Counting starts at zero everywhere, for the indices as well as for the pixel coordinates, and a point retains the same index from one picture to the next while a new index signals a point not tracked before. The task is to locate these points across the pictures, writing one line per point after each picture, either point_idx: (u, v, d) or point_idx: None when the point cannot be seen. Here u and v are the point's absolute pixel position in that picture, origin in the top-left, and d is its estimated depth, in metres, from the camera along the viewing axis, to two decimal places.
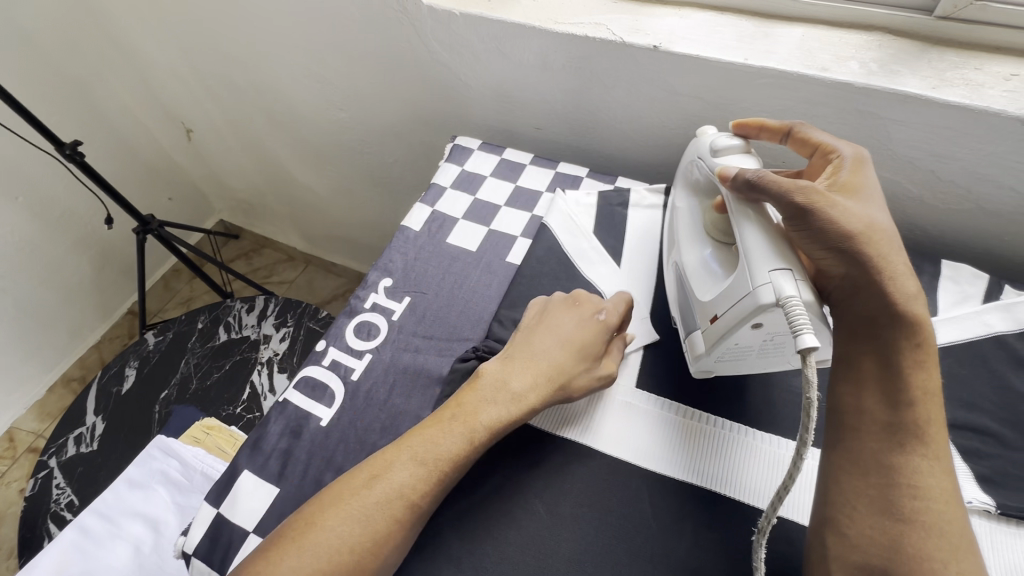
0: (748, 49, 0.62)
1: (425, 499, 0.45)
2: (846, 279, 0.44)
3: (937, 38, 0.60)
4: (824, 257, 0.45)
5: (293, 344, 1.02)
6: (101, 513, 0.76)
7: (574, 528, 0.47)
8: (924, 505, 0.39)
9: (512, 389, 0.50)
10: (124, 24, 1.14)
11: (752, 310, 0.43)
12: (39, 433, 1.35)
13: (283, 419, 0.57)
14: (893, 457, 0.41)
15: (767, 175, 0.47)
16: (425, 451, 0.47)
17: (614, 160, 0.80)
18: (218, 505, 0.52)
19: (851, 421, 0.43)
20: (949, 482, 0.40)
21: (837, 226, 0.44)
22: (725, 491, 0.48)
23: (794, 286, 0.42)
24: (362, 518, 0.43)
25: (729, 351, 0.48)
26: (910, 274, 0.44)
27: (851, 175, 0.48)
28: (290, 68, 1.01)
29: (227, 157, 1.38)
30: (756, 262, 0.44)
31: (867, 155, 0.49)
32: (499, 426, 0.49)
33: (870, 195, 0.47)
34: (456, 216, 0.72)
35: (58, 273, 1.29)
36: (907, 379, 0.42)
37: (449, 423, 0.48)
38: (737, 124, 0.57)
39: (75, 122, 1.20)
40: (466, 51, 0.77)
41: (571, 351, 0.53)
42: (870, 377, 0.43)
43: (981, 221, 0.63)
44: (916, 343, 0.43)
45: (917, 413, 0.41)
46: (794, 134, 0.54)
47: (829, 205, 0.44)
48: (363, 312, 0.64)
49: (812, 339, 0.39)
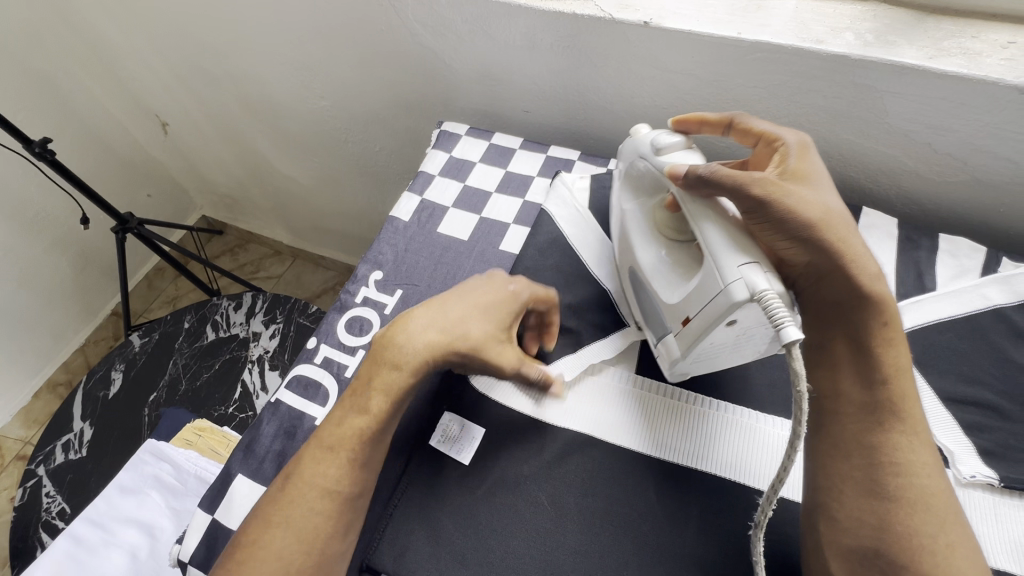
0: (741, 22, 0.60)
1: (350, 485, 0.45)
2: (810, 266, 0.43)
3: (931, 7, 0.59)
4: (788, 248, 0.43)
5: (283, 341, 1.00)
6: (94, 521, 0.74)
7: (578, 521, 0.46)
8: (908, 481, 0.39)
9: (410, 347, 0.48)
10: (88, 14, 1.09)
11: (727, 309, 0.41)
12: (27, 440, 1.32)
13: (276, 420, 0.56)
14: (875, 436, 0.41)
15: (719, 169, 0.44)
16: (330, 438, 0.46)
17: (605, 143, 0.79)
18: (212, 511, 0.51)
19: (831, 404, 0.43)
20: (931, 456, 0.40)
21: (798, 215, 0.42)
22: (722, 473, 0.47)
23: (765, 280, 0.40)
24: (285, 517, 0.44)
25: (704, 350, 0.47)
26: (869, 256, 0.43)
27: (799, 161, 0.47)
28: (266, 56, 0.97)
29: (205, 150, 1.33)
30: (721, 258, 0.42)
31: (810, 141, 0.48)
32: (402, 393, 0.47)
33: (819, 180, 0.46)
34: (445, 205, 0.70)
35: (35, 276, 1.25)
36: (878, 359, 0.42)
37: (350, 400, 0.48)
38: (675, 120, 0.54)
39: (43, 119, 1.15)
40: (449, 32, 0.74)
41: (472, 318, 0.49)
42: (843, 359, 0.43)
43: (978, 193, 0.62)
44: (882, 322, 0.42)
45: (893, 390, 0.41)
46: (736, 126, 0.52)
47: (785, 194, 0.42)
48: (355, 307, 0.63)
49: (795, 331, 0.38)
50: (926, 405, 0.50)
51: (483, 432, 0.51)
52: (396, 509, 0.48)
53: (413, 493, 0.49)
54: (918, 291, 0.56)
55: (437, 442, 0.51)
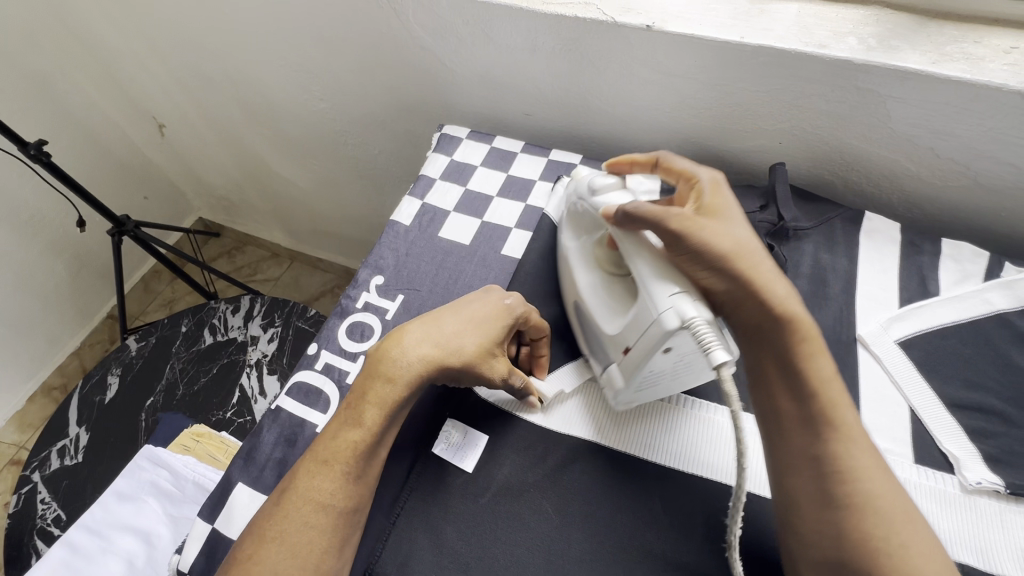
0: (745, 26, 0.60)
1: (345, 499, 0.44)
2: (727, 292, 0.44)
3: (933, 11, 0.59)
4: (708, 277, 0.44)
5: (281, 345, 0.99)
6: (90, 529, 0.74)
7: (582, 528, 0.46)
8: (855, 487, 0.39)
9: (405, 358, 0.48)
10: (84, 15, 1.08)
11: (659, 337, 0.43)
12: (21, 444, 1.31)
13: (276, 427, 0.55)
14: (816, 446, 0.40)
15: (641, 207, 0.47)
16: (324, 453, 0.46)
17: (607, 147, 0.78)
18: (212, 521, 0.51)
19: (771, 420, 0.43)
20: (874, 458, 0.40)
21: (712, 247, 0.44)
22: (693, 470, 0.48)
23: (694, 307, 0.42)
24: (281, 535, 0.43)
25: (646, 380, 0.48)
26: (779, 279, 0.45)
27: (714, 193, 0.50)
28: (264, 58, 0.97)
29: (202, 152, 1.33)
30: (655, 290, 0.44)
31: (722, 177, 0.50)
32: (396, 406, 0.47)
33: (732, 211, 0.49)
34: (446, 209, 0.70)
35: (30, 280, 1.24)
36: (802, 372, 0.42)
37: (343, 413, 0.48)
38: (611, 164, 0.58)
39: (37, 120, 1.14)
40: (451, 35, 0.74)
41: (468, 332, 0.50)
42: (771, 376, 0.44)
43: (981, 198, 0.62)
44: (798, 337, 0.43)
45: (821, 398, 0.41)
46: (661, 165, 0.54)
47: (699, 228, 0.45)
48: (355, 312, 0.62)
49: (722, 354, 0.40)
50: (930, 411, 0.50)
51: (486, 438, 0.51)
52: (399, 517, 0.48)
53: (417, 501, 0.48)
54: (921, 296, 0.56)
55: (439, 448, 0.51)
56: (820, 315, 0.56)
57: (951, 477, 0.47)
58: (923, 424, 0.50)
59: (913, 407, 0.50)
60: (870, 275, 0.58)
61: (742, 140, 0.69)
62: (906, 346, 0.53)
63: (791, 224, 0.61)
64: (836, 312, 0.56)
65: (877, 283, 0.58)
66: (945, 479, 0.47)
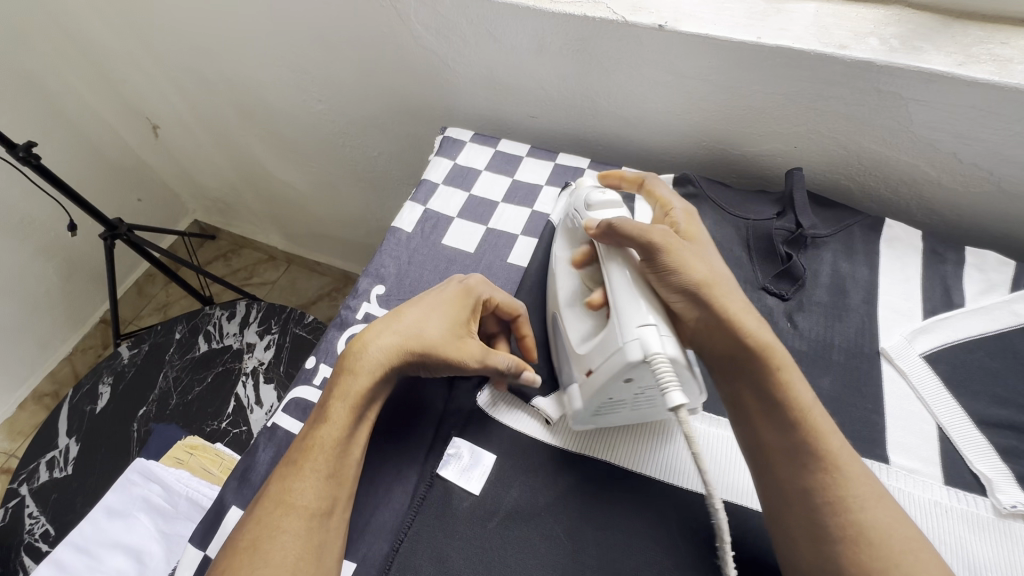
0: (761, 26, 0.58)
1: (316, 501, 0.42)
2: (702, 319, 0.44)
3: (956, 11, 0.57)
4: (679, 302, 0.45)
5: (278, 352, 0.96)
6: (79, 547, 0.71)
7: (596, 553, 0.43)
8: (848, 518, 0.38)
9: (368, 351, 0.47)
10: (75, 13, 1.05)
11: (622, 367, 0.42)
12: (11, 453, 1.28)
13: (272, 446, 0.52)
14: (805, 478, 0.39)
15: (622, 224, 0.47)
16: (294, 454, 0.44)
17: (616, 151, 0.76)
18: (205, 547, 0.48)
19: (756, 454, 0.42)
20: (866, 486, 0.39)
21: (684, 272, 0.45)
22: (693, 486, 0.46)
23: (660, 342, 0.42)
24: (251, 543, 0.40)
25: (604, 406, 0.46)
26: (750, 308, 0.45)
27: (687, 225, 0.51)
28: (260, 58, 0.94)
29: (197, 154, 1.30)
30: (625, 318, 0.44)
31: (694, 209, 0.53)
32: (364, 399, 0.46)
33: (704, 244, 0.50)
34: (450, 215, 0.67)
35: (20, 284, 1.21)
36: (782, 400, 0.42)
37: (313, 414, 0.46)
38: (602, 176, 0.60)
39: (27, 122, 1.11)
40: (454, 35, 0.72)
41: (431, 318, 0.49)
42: (752, 409, 0.43)
43: (1004, 204, 0.60)
44: (774, 365, 0.43)
45: (805, 427, 0.41)
46: (647, 186, 0.56)
47: (673, 253, 0.45)
48: (356, 323, 0.60)
49: (679, 396, 0.40)
50: (960, 429, 0.48)
51: (495, 457, 0.49)
52: (402, 543, 0.45)
53: (422, 525, 0.45)
54: (945, 307, 0.54)
55: (444, 470, 0.48)
56: (842, 327, 0.54)
57: (983, 500, 0.44)
58: (952, 442, 0.47)
59: (941, 425, 0.48)
60: (891, 284, 0.56)
61: (756, 144, 0.66)
62: (933, 359, 0.51)
63: (809, 232, 0.58)
64: (857, 324, 0.54)
65: (899, 293, 0.56)
66: (977, 502, 0.44)
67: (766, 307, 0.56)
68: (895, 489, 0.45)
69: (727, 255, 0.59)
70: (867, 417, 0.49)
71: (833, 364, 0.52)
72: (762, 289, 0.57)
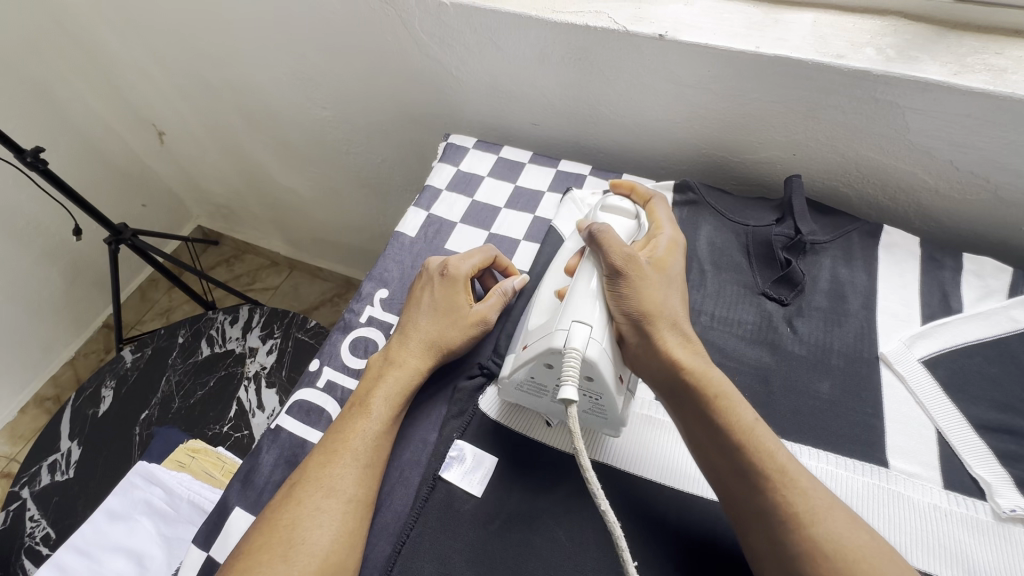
0: (759, 36, 0.59)
1: (355, 487, 0.45)
2: (640, 347, 0.46)
3: (952, 22, 0.58)
4: (624, 325, 0.46)
5: (280, 357, 0.97)
6: (80, 550, 0.71)
7: (597, 555, 0.44)
8: (804, 534, 0.37)
9: (402, 360, 0.52)
10: (84, 22, 1.07)
11: (546, 349, 0.45)
12: (13, 456, 1.28)
13: (276, 448, 0.53)
14: (758, 497, 0.39)
15: (605, 234, 0.49)
16: (331, 443, 0.47)
17: (618, 158, 0.77)
18: (208, 547, 0.48)
19: (714, 486, 0.42)
20: (820, 500, 0.38)
21: (635, 299, 0.47)
22: (703, 493, 0.46)
23: (583, 339, 0.44)
24: (295, 527, 0.43)
25: (528, 385, 0.48)
26: (694, 340, 0.47)
27: (666, 254, 0.52)
28: (266, 66, 0.95)
29: (201, 159, 1.31)
30: (568, 310, 0.46)
31: (682, 241, 0.53)
32: (400, 396, 0.51)
33: (672, 275, 0.50)
34: (453, 220, 0.68)
35: (24, 289, 1.22)
36: (721, 422, 0.42)
37: (348, 410, 0.50)
38: (614, 186, 0.60)
39: (34, 127, 1.13)
40: (458, 44, 0.73)
41: (437, 318, 0.55)
42: (701, 438, 0.43)
43: (1002, 212, 0.60)
44: (712, 392, 0.43)
45: (748, 449, 0.41)
46: (650, 206, 0.57)
47: (636, 276, 0.48)
48: (359, 327, 0.60)
49: (571, 392, 0.41)
50: (958, 432, 0.48)
51: (497, 459, 0.49)
52: (404, 546, 0.45)
53: (424, 529, 0.46)
54: (944, 313, 0.55)
55: (447, 472, 0.48)
56: (841, 332, 0.54)
57: (983, 504, 0.45)
58: (951, 446, 0.48)
59: (940, 428, 0.48)
60: (890, 290, 0.57)
61: (755, 151, 0.67)
62: (931, 364, 0.51)
63: (808, 237, 0.59)
64: (856, 329, 0.54)
65: (898, 299, 0.56)
66: (976, 506, 0.44)
67: (766, 311, 0.57)
68: (896, 493, 0.45)
69: (727, 261, 0.60)
70: (865, 421, 0.50)
71: (832, 369, 0.52)
72: (762, 294, 0.58)
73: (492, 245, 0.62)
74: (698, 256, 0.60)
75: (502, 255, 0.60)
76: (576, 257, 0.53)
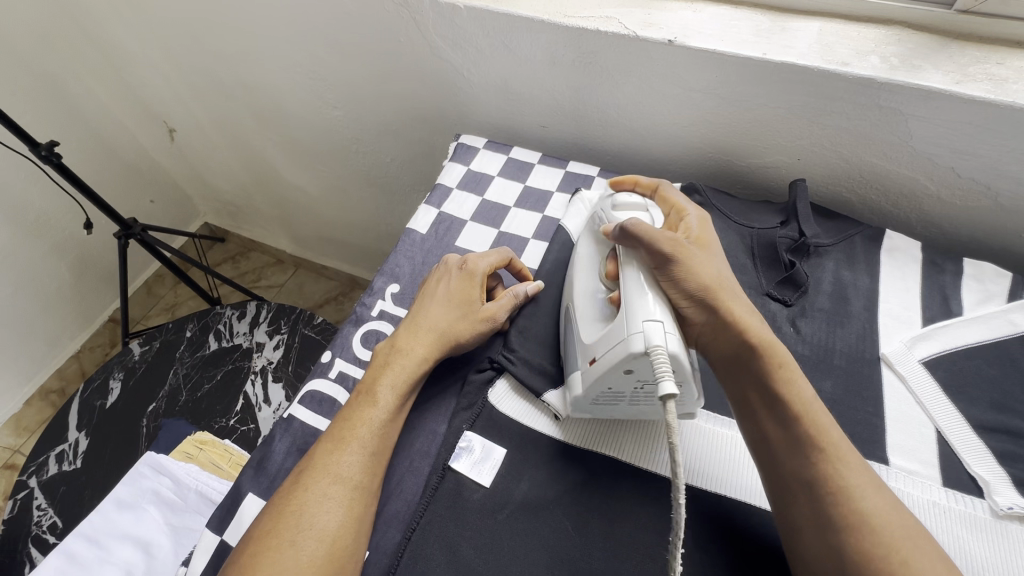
0: (766, 43, 0.60)
1: (360, 474, 0.46)
2: (708, 323, 0.47)
3: (956, 33, 0.59)
4: (689, 303, 0.47)
5: (287, 352, 0.98)
6: (88, 537, 0.71)
7: (602, 544, 0.45)
8: (851, 505, 0.39)
9: (409, 350, 0.53)
10: (100, 18, 1.08)
11: (626, 354, 0.44)
12: (17, 448, 1.29)
13: (288, 437, 0.54)
14: (809, 469, 0.41)
15: (640, 226, 0.48)
16: (340, 430, 0.48)
17: (624, 162, 0.78)
18: (221, 532, 0.49)
19: (763, 456, 0.43)
20: (868, 476, 0.40)
21: (697, 278, 0.47)
22: (719, 491, 0.47)
23: (661, 336, 0.43)
24: (306, 512, 0.44)
25: (603, 395, 0.47)
26: (752, 315, 0.48)
27: (701, 232, 0.53)
28: (279, 65, 0.97)
29: (211, 156, 1.32)
30: (632, 311, 0.45)
31: (708, 218, 0.55)
32: (407, 386, 0.51)
33: (714, 252, 0.52)
34: (463, 218, 0.69)
35: (33, 281, 1.23)
36: (784, 396, 0.44)
37: (355, 398, 0.51)
38: (616, 182, 0.61)
39: (47, 120, 1.14)
40: (470, 47, 0.74)
41: (447, 310, 0.56)
42: (759, 410, 0.45)
43: (1002, 218, 0.62)
44: (775, 363, 0.45)
45: (807, 422, 0.42)
46: (659, 193, 0.58)
47: (693, 258, 0.48)
48: (370, 320, 0.62)
49: (671, 385, 0.41)
50: (957, 432, 0.49)
51: (505, 451, 0.50)
52: (414, 532, 0.46)
53: (434, 517, 0.47)
54: (944, 316, 0.56)
55: (457, 462, 0.49)
56: (843, 333, 0.56)
57: (981, 501, 0.45)
58: (951, 446, 0.48)
59: (939, 428, 0.49)
60: (892, 293, 0.58)
61: (759, 156, 0.69)
62: (932, 365, 0.52)
63: (811, 240, 0.60)
64: (858, 330, 0.56)
65: (899, 302, 0.57)
66: (975, 504, 0.45)
67: (769, 312, 0.58)
68: (895, 490, 0.46)
69: (732, 262, 0.61)
70: (867, 420, 0.51)
71: (834, 368, 0.54)
72: (766, 295, 0.59)
73: (505, 248, 0.63)
74: None
75: (516, 257, 0.61)
76: (612, 260, 0.52)
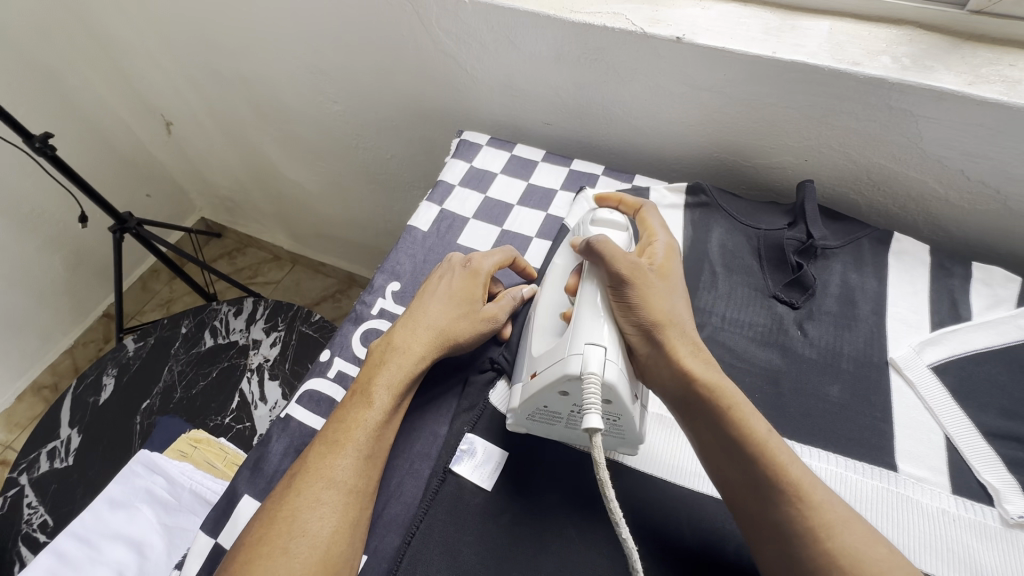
0: (776, 42, 0.59)
1: (354, 478, 0.45)
2: (650, 356, 0.46)
3: (968, 34, 0.59)
4: (632, 333, 0.46)
5: (284, 350, 0.97)
6: (80, 536, 0.70)
7: (607, 551, 0.44)
8: (824, 549, 0.37)
9: (407, 348, 0.52)
10: (97, 9, 1.07)
11: (562, 376, 0.43)
12: (8, 444, 1.27)
13: (286, 437, 0.53)
14: (774, 513, 0.39)
15: (599, 247, 0.48)
16: (333, 433, 0.47)
17: (629, 160, 0.77)
18: (216, 535, 0.48)
19: (727, 500, 0.42)
20: (834, 514, 0.39)
21: (643, 308, 0.46)
22: None
23: (599, 363, 0.43)
24: (296, 521, 0.42)
25: (540, 413, 0.47)
26: (701, 349, 0.47)
27: (665, 259, 0.52)
28: (279, 58, 0.96)
29: (208, 150, 1.31)
30: (577, 333, 0.45)
31: (676, 244, 0.54)
32: (403, 386, 0.50)
33: (673, 281, 0.51)
34: (465, 216, 0.68)
35: (26, 275, 1.21)
36: (739, 435, 0.42)
37: (349, 398, 0.50)
38: (600, 198, 0.61)
39: (42, 112, 1.12)
40: (474, 41, 0.73)
41: (448, 308, 0.54)
42: (715, 451, 0.43)
43: (1011, 222, 0.61)
44: (726, 405, 0.43)
45: (766, 462, 0.40)
46: (641, 214, 0.58)
47: (643, 285, 0.47)
48: (370, 319, 0.60)
49: (595, 418, 0.40)
50: (967, 439, 0.48)
51: (506, 453, 0.49)
52: (414, 537, 0.45)
53: (434, 521, 0.46)
54: (953, 320, 0.55)
55: (457, 465, 0.48)
56: (851, 336, 0.55)
57: (991, 509, 0.45)
58: (960, 453, 0.48)
59: (949, 435, 0.49)
60: (900, 297, 0.57)
61: (766, 156, 0.68)
62: (941, 371, 0.52)
63: (820, 242, 0.60)
64: (866, 334, 0.55)
65: (907, 306, 0.56)
66: (985, 511, 0.45)
67: (776, 315, 0.57)
68: (904, 497, 0.46)
69: (739, 263, 0.60)
70: (875, 426, 0.50)
71: (842, 373, 0.53)
72: (772, 297, 0.58)
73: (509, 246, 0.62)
74: (710, 258, 0.61)
75: (520, 256, 0.61)
76: (575, 274, 0.52)
